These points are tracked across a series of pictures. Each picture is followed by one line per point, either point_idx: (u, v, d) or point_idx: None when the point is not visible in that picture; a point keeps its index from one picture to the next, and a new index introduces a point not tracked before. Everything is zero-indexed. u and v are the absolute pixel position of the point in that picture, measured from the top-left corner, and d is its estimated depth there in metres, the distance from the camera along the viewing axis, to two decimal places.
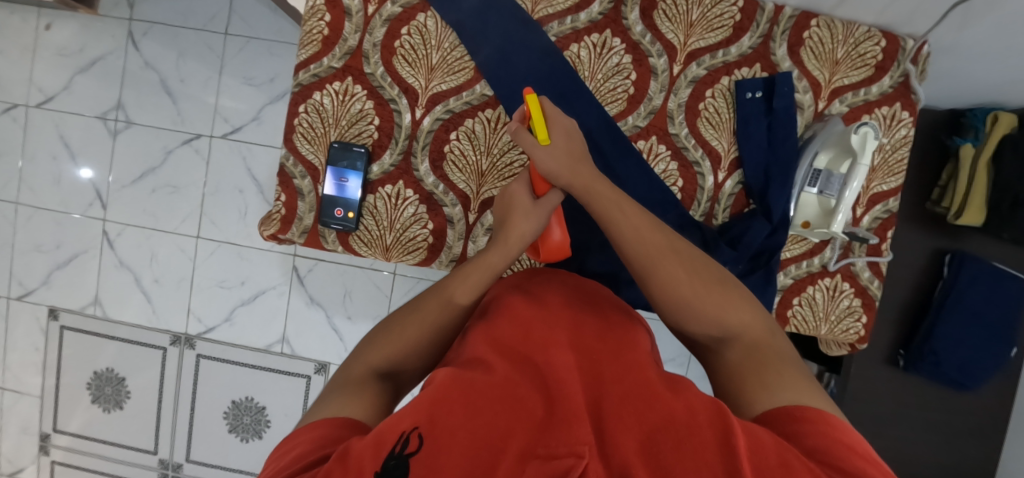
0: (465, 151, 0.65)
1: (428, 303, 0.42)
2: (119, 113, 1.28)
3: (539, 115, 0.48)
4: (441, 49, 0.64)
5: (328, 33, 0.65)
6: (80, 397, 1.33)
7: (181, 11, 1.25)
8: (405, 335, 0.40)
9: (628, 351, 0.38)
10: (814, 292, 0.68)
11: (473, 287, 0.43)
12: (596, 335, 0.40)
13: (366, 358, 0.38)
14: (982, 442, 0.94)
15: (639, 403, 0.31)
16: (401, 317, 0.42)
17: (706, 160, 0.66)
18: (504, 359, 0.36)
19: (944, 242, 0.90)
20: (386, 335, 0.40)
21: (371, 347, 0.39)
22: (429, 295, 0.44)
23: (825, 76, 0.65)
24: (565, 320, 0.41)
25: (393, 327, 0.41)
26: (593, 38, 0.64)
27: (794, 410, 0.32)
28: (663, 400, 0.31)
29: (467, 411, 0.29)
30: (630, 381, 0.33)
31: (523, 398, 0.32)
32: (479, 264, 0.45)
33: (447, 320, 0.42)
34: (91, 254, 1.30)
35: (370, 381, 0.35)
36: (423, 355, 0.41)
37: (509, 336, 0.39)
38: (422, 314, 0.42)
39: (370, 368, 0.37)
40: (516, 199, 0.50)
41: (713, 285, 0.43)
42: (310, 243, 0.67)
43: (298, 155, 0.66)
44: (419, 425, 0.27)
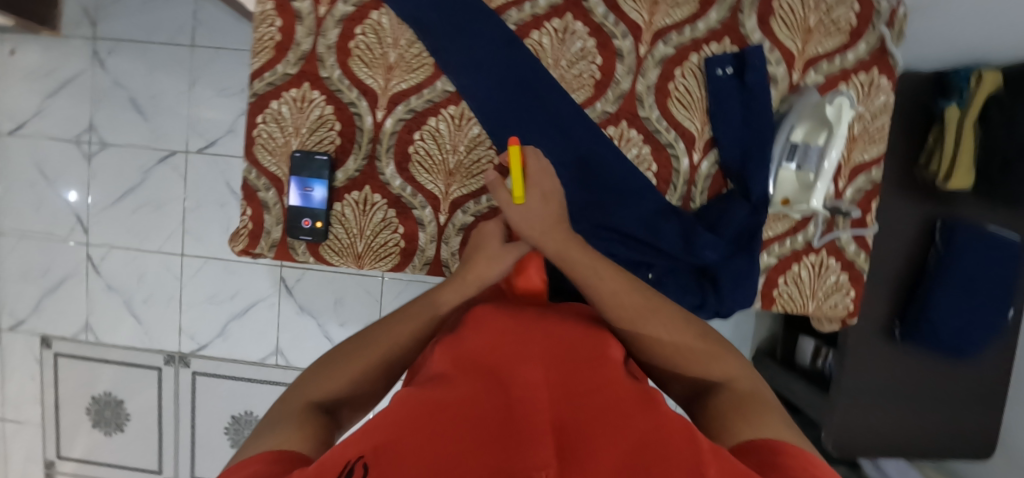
0: (430, 151, 0.63)
1: (377, 337, 0.42)
2: (92, 134, 1.25)
3: (517, 172, 0.47)
4: (397, 47, 0.62)
5: (280, 39, 0.62)
6: (81, 422, 1.33)
7: (146, 26, 1.22)
8: (350, 368, 0.39)
9: (601, 364, 0.35)
10: (800, 270, 0.66)
11: (423, 322, 0.43)
12: (568, 346, 0.37)
13: (306, 392, 0.37)
14: (980, 407, 0.94)
15: (610, 417, 0.27)
16: (349, 349, 0.41)
17: (680, 141, 0.64)
18: (466, 372, 0.33)
19: (935, 208, 0.88)
20: (330, 367, 0.40)
21: (314, 382, 0.39)
22: (379, 328, 0.43)
23: (798, 45, 0.63)
24: (537, 331, 0.38)
25: (338, 361, 0.40)
26: (554, 23, 0.61)
27: (774, 443, 0.28)
28: (636, 415, 0.28)
29: (418, 429, 0.26)
30: (602, 395, 0.30)
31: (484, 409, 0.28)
32: (432, 301, 0.45)
33: (397, 353, 0.41)
34: (78, 278, 1.29)
35: (309, 413, 0.34)
36: (371, 388, 0.40)
37: (475, 351, 0.36)
38: (370, 347, 0.41)
39: (309, 402, 0.36)
40: (487, 241, 0.49)
41: (695, 340, 0.42)
42: (281, 256, 0.66)
43: (260, 167, 0.64)
44: (364, 454, 0.24)
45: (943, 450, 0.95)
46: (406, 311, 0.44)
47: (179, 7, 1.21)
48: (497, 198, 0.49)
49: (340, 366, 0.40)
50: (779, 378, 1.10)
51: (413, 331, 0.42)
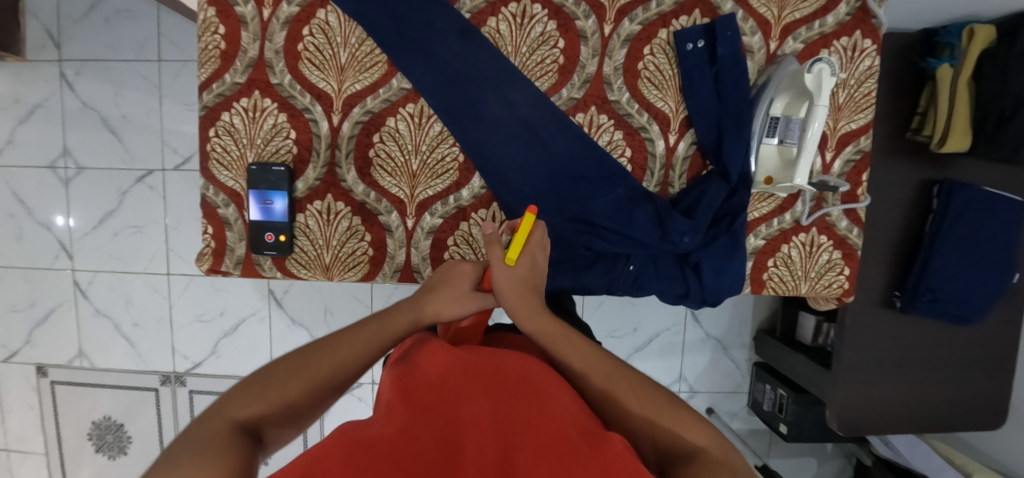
0: (392, 152, 0.60)
1: (318, 355, 0.40)
2: (67, 159, 1.23)
3: (523, 238, 0.46)
4: (348, 46, 0.58)
5: (225, 47, 0.59)
6: (84, 448, 1.33)
7: (109, 44, 1.19)
8: (288, 385, 0.37)
9: (551, 401, 0.32)
10: (790, 250, 0.63)
11: (370, 342, 0.42)
12: (516, 376, 0.35)
13: (234, 410, 0.34)
14: (987, 374, 0.91)
15: (556, 465, 0.26)
16: (290, 366, 0.39)
17: (654, 124, 0.61)
18: (405, 415, 0.30)
19: (931, 171, 0.84)
20: (264, 382, 0.37)
21: (243, 398, 0.35)
22: (321, 345, 0.41)
23: (773, 12, 0.59)
24: (488, 360, 0.36)
25: (274, 378, 0.37)
26: (511, 8, 0.58)
27: None
28: (583, 460, 0.26)
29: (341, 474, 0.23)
30: (548, 436, 0.28)
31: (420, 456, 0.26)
32: (378, 323, 0.44)
33: (340, 372, 0.39)
34: (67, 306, 1.28)
35: (232, 437, 0.31)
36: (309, 410, 0.37)
37: (419, 388, 0.34)
38: (310, 365, 0.39)
39: (233, 424, 0.33)
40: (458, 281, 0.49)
41: (661, 406, 0.38)
42: (248, 273, 0.64)
43: (217, 183, 0.61)
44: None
45: (953, 422, 0.92)
46: (351, 330, 0.43)
47: (141, 22, 1.18)
48: (489, 254, 0.46)
49: (276, 384, 0.37)
50: (779, 356, 1.08)
51: (358, 349, 0.41)
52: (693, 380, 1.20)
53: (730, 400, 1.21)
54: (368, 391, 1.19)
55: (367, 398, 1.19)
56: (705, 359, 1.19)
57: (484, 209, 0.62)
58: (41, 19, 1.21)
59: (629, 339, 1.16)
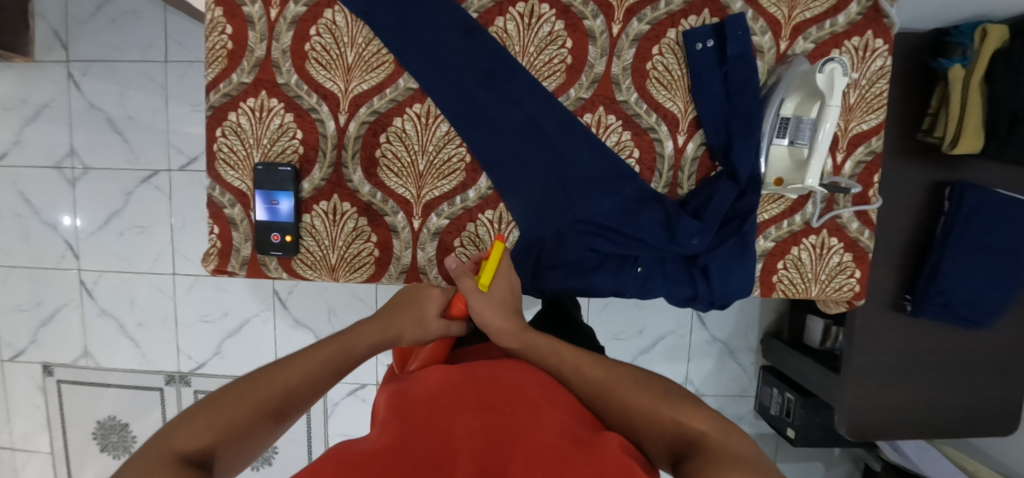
0: (398, 153, 0.60)
1: (274, 377, 0.37)
2: (73, 159, 1.24)
3: (492, 265, 0.50)
4: (354, 46, 0.58)
5: (232, 47, 0.59)
6: (89, 447, 1.33)
7: (116, 45, 1.20)
8: (236, 409, 0.34)
9: (545, 411, 0.32)
10: (800, 253, 0.62)
11: (326, 362, 0.40)
12: (511, 392, 0.35)
13: (173, 438, 0.30)
14: (998, 377, 0.90)
15: (550, 470, 0.25)
16: (240, 390, 0.36)
17: (662, 124, 0.60)
18: (399, 431, 0.30)
19: (941, 173, 0.84)
20: (206, 408, 0.33)
21: (184, 426, 0.32)
22: (270, 368, 0.38)
23: (783, 12, 0.58)
24: (484, 376, 0.37)
25: (222, 403, 0.34)
26: (518, 8, 0.57)
27: None
28: (575, 464, 0.25)
29: None
30: (543, 442, 0.28)
31: (411, 467, 0.26)
32: (337, 342, 0.43)
33: (295, 392, 0.37)
34: (72, 306, 1.28)
35: (181, 467, 0.28)
36: (257, 435, 0.34)
37: (415, 405, 0.34)
38: (261, 386, 0.36)
39: (178, 454, 0.29)
40: (424, 304, 0.50)
41: (655, 396, 0.37)
42: (253, 273, 0.63)
43: (223, 183, 0.61)
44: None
45: (963, 423, 0.91)
46: (304, 350, 0.41)
47: (146, 23, 1.18)
48: (461, 284, 0.49)
49: (224, 409, 0.34)
50: (786, 359, 1.07)
51: (316, 368, 0.39)
52: (699, 383, 1.19)
53: (736, 404, 1.20)
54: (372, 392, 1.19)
55: (371, 399, 1.19)
56: (711, 362, 1.18)
57: (491, 209, 0.61)
58: (48, 20, 1.22)
59: (634, 341, 1.16)
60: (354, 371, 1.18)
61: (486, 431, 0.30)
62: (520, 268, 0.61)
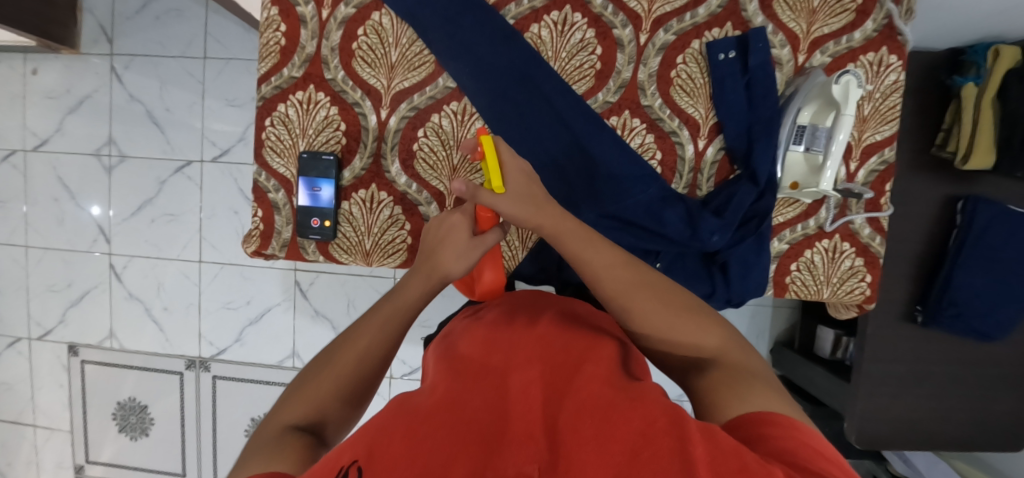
0: (434, 147, 0.64)
1: (342, 352, 0.43)
2: (111, 148, 1.30)
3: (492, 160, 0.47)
4: (398, 46, 0.63)
5: (285, 43, 0.64)
6: (108, 428, 1.37)
7: (159, 41, 1.26)
8: (320, 385, 0.40)
9: (590, 366, 0.37)
10: (813, 255, 0.65)
11: (386, 328, 0.45)
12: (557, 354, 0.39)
13: (280, 416, 0.37)
14: (1009, 392, 0.91)
15: (601, 416, 0.29)
16: (318, 369, 0.42)
17: (684, 129, 0.63)
18: (460, 389, 0.35)
19: (954, 187, 0.87)
20: (301, 390, 0.40)
21: (286, 405, 0.39)
22: (340, 343, 0.44)
23: (802, 27, 0.62)
24: (530, 340, 0.41)
25: (307, 383, 0.41)
26: (553, 16, 0.62)
27: (763, 415, 0.29)
28: (623, 406, 0.30)
29: (406, 440, 0.28)
30: (588, 395, 0.32)
31: (472, 422, 0.31)
32: (389, 306, 0.47)
33: (367, 362, 0.43)
34: (101, 289, 1.33)
35: (287, 434, 0.34)
36: (349, 403, 0.41)
37: (468, 366, 0.39)
38: (339, 364, 0.42)
39: (285, 425, 0.36)
40: (452, 237, 0.50)
41: (683, 313, 0.41)
42: (292, 256, 0.67)
43: (270, 169, 0.66)
44: (357, 460, 0.26)
45: (972, 436, 0.92)
46: (362, 324, 0.45)
47: (189, 22, 1.25)
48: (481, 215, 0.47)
49: (312, 387, 0.40)
50: (797, 368, 1.09)
51: (377, 338, 0.44)
52: None
53: None
54: (386, 385, 1.22)
55: (385, 392, 1.22)
56: None
57: None
58: (96, 15, 1.28)
59: None
60: None
61: (536, 386, 0.34)
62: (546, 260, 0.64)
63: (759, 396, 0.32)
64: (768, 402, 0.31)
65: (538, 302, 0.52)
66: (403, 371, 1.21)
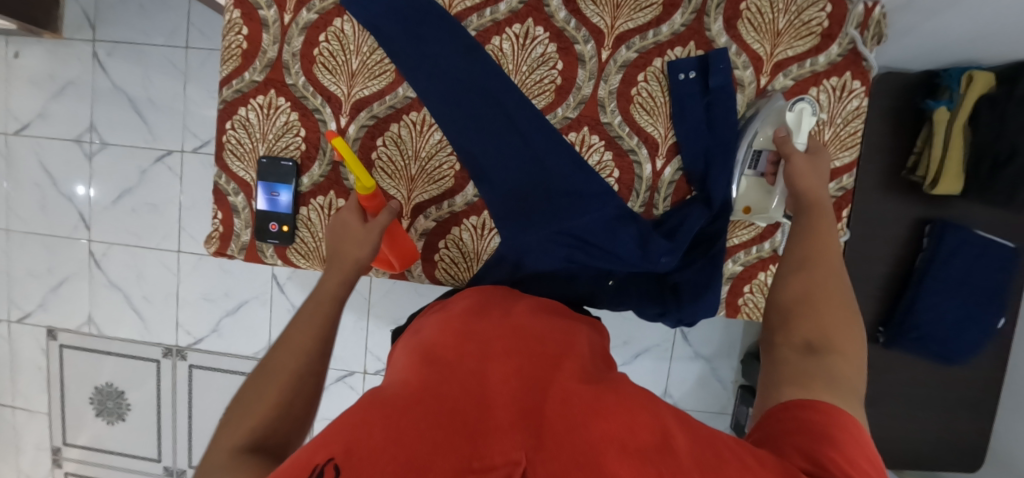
0: (392, 156, 0.65)
1: (278, 357, 0.44)
2: (92, 135, 1.29)
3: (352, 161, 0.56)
4: (359, 54, 0.63)
5: (247, 47, 0.63)
6: (85, 411, 1.38)
7: (143, 29, 1.25)
8: (263, 399, 0.40)
9: (566, 367, 0.37)
10: (767, 278, 0.65)
11: (315, 329, 0.47)
12: (530, 353, 0.39)
13: (227, 441, 0.36)
14: (972, 415, 0.91)
15: (588, 413, 0.29)
16: (258, 383, 0.42)
17: (643, 147, 0.63)
18: (438, 376, 0.33)
19: (924, 210, 0.87)
20: (240, 413, 0.38)
21: (230, 426, 0.37)
22: (277, 350, 0.45)
23: (766, 49, 0.62)
24: (504, 338, 0.41)
25: (248, 399, 0.40)
26: (514, 29, 0.61)
27: (812, 410, 0.30)
28: (609, 406, 0.30)
29: (385, 427, 0.26)
30: (569, 393, 0.32)
31: (451, 407, 0.29)
32: (312, 310, 0.50)
33: (303, 362, 0.44)
34: (81, 275, 1.34)
35: (242, 455, 0.34)
36: (296, 411, 0.41)
37: (448, 359, 0.37)
38: (275, 374, 0.42)
39: (235, 446, 0.35)
40: (350, 229, 0.59)
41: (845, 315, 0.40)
42: (251, 258, 0.68)
43: (230, 172, 0.66)
44: (335, 456, 0.23)
45: (930, 456, 0.93)
46: (291, 329, 0.47)
47: (172, 10, 1.23)
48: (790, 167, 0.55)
49: (253, 402, 0.40)
50: None
51: (312, 334, 0.47)
52: (678, 397, 1.23)
53: (713, 420, 1.24)
54: (360, 380, 1.23)
55: (358, 387, 1.23)
56: (692, 376, 1.22)
57: (476, 215, 0.65)
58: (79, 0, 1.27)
59: (618, 350, 1.21)
60: (344, 359, 1.23)
61: (517, 379, 0.33)
62: (497, 274, 0.63)
63: (822, 390, 0.32)
64: (822, 394, 0.32)
65: (486, 302, 0.53)
66: (377, 368, 1.22)
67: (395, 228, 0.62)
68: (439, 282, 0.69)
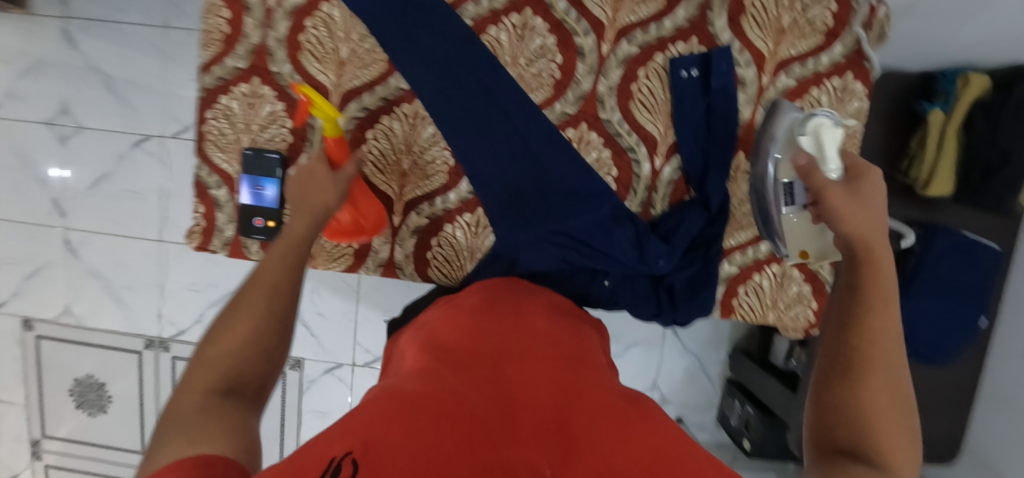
0: (384, 150, 0.63)
1: (248, 294, 0.41)
2: (66, 117, 1.23)
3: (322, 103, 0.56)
4: (348, 41, 0.59)
5: (229, 31, 0.60)
6: (65, 403, 1.35)
7: (116, 5, 1.17)
8: (236, 337, 0.38)
9: (586, 378, 0.35)
10: (762, 280, 0.65)
11: (287, 265, 0.45)
12: (549, 357, 0.37)
13: (198, 378, 0.34)
14: (950, 411, 0.94)
15: (615, 431, 0.27)
16: (227, 321, 0.39)
17: (642, 145, 0.62)
18: (456, 378, 0.32)
19: (914, 212, 0.87)
20: (213, 352, 0.36)
21: (199, 365, 0.35)
22: (247, 287, 0.42)
23: (769, 47, 0.60)
24: (521, 339, 0.39)
25: (219, 337, 0.37)
26: (512, 19, 0.59)
27: None
28: (637, 429, 0.28)
29: (404, 426, 0.24)
30: (594, 407, 0.30)
31: (472, 411, 0.27)
32: (281, 249, 0.47)
33: (275, 300, 0.42)
34: (58, 264, 1.29)
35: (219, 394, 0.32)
36: (271, 347, 0.39)
37: (463, 359, 0.35)
38: (245, 312, 0.40)
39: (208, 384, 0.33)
40: (315, 176, 0.55)
41: (904, 432, 0.33)
42: (235, 254, 0.65)
43: (211, 164, 0.63)
44: (352, 450, 0.22)
45: None
46: (259, 267, 0.44)
47: None
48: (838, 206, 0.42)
49: (225, 340, 0.37)
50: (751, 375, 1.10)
51: (282, 271, 0.44)
52: (666, 390, 1.24)
53: (700, 413, 1.26)
54: (348, 373, 1.22)
55: (347, 379, 1.22)
56: (681, 370, 1.23)
57: (470, 212, 0.64)
58: None
59: None
60: (332, 351, 1.21)
61: (538, 385, 0.32)
62: (491, 273, 0.62)
63: None
64: None
65: (495, 298, 0.50)
66: (366, 360, 1.21)
67: (358, 188, 0.61)
68: (432, 281, 0.67)
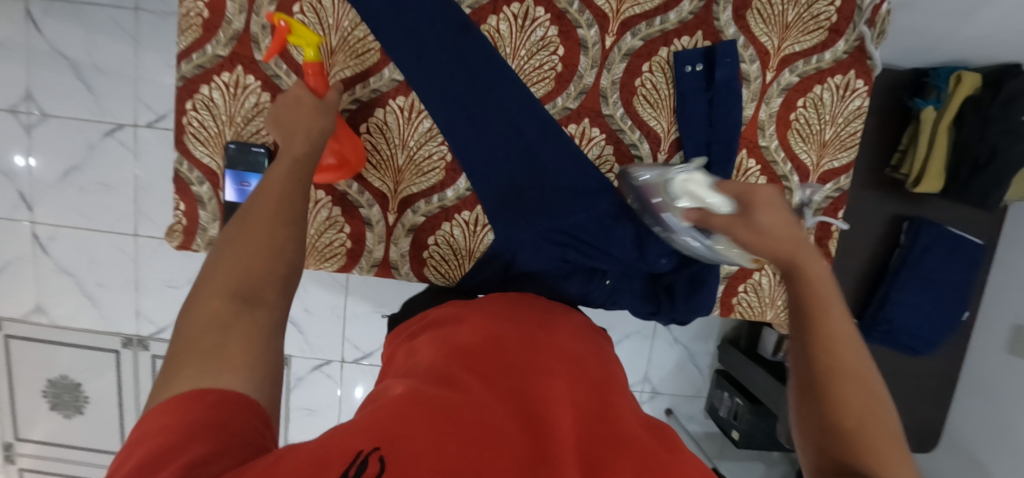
0: (378, 145, 0.60)
1: (260, 202, 0.37)
2: (28, 104, 1.14)
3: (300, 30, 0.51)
4: (339, 29, 0.56)
5: (208, 16, 0.56)
6: (38, 405, 1.30)
7: None
8: (248, 243, 0.34)
9: (610, 400, 0.34)
10: (761, 277, 0.65)
11: (293, 177, 0.41)
12: (571, 372, 0.36)
13: (210, 287, 0.31)
14: (930, 401, 0.97)
15: (641, 459, 0.26)
16: (238, 226, 0.35)
17: (644, 142, 0.61)
18: (479, 386, 0.31)
19: (904, 208, 0.88)
20: (224, 258, 0.33)
21: (211, 272, 0.32)
22: (258, 196, 0.38)
23: (774, 42, 0.59)
24: (544, 350, 0.38)
25: (231, 242, 0.34)
26: (513, 8, 0.56)
27: None
28: (664, 461, 0.27)
29: (430, 426, 0.23)
30: (620, 432, 0.29)
31: (497, 419, 0.26)
32: (289, 163, 0.43)
33: (288, 207, 0.38)
34: (25, 261, 1.22)
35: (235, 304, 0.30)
36: (289, 253, 0.36)
37: (485, 366, 0.34)
38: (257, 217, 0.36)
39: (222, 295, 0.30)
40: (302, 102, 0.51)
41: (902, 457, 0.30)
42: None
43: (192, 158, 0.59)
44: (380, 445, 0.21)
45: None
46: (266, 179, 0.40)
47: None
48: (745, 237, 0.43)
49: (237, 246, 0.34)
50: (741, 367, 1.11)
51: (289, 182, 0.40)
52: (657, 383, 1.25)
53: (690, 404, 1.28)
54: (337, 369, 1.19)
55: (336, 376, 1.20)
56: (671, 362, 1.24)
57: (468, 210, 0.62)
58: None
59: None
60: (320, 348, 1.18)
61: (563, 399, 0.30)
62: (490, 272, 0.60)
63: None
64: None
65: (513, 306, 0.48)
66: (356, 357, 1.19)
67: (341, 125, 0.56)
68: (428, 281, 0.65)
